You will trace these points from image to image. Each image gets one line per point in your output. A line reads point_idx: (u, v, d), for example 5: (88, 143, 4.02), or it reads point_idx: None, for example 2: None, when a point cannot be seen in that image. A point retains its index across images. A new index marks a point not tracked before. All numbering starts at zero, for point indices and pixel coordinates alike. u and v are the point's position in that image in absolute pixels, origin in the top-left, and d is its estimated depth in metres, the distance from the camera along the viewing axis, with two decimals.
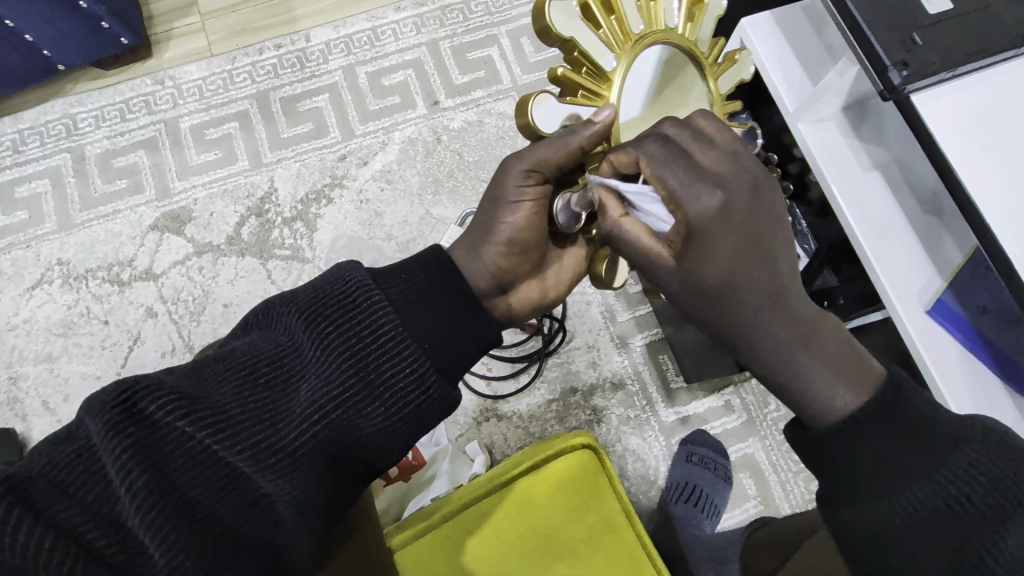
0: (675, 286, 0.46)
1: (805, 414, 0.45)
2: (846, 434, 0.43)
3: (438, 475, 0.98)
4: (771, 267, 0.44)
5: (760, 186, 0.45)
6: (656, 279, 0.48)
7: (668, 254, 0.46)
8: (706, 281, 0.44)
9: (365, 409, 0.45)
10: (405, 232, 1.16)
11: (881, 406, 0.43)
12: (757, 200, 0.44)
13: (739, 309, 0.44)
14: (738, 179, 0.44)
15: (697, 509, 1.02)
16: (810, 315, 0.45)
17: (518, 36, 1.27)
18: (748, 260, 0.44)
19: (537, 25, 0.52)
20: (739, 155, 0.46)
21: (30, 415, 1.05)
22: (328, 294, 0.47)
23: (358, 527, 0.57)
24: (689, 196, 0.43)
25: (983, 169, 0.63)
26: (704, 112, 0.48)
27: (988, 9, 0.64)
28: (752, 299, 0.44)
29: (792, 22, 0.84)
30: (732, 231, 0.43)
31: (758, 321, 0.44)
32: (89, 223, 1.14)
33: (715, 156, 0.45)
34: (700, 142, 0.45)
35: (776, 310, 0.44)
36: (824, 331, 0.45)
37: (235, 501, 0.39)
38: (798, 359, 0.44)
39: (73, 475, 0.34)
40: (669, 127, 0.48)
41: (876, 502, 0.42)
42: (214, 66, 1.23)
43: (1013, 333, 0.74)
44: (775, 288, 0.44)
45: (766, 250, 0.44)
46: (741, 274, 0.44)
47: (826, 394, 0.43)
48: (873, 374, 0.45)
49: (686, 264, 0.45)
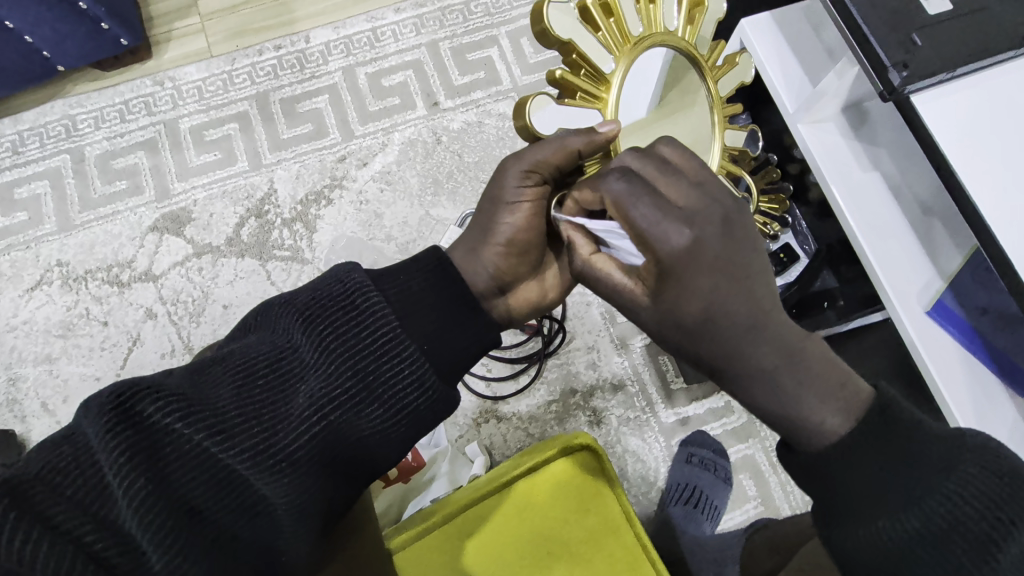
0: (655, 323, 0.46)
1: (798, 439, 0.44)
2: (842, 453, 0.43)
3: (437, 476, 0.98)
4: (749, 296, 0.44)
5: (731, 218, 0.44)
6: (634, 318, 0.48)
7: (641, 291, 0.46)
8: (687, 317, 0.44)
9: (364, 411, 0.45)
10: (405, 232, 1.16)
11: (876, 423, 0.43)
12: (728, 232, 0.43)
13: (722, 342, 0.44)
14: (708, 212, 0.43)
15: (697, 510, 1.02)
16: (795, 341, 0.44)
17: (518, 36, 1.27)
18: (724, 295, 0.43)
19: (537, 27, 0.52)
20: (708, 184, 0.45)
21: (30, 416, 1.05)
22: (327, 295, 0.47)
23: (356, 530, 0.56)
24: (658, 236, 0.42)
25: (982, 170, 0.63)
26: (667, 144, 0.48)
27: (988, 9, 0.63)
28: (735, 331, 0.43)
29: (793, 23, 0.84)
30: (703, 268, 0.42)
31: (744, 350, 0.43)
32: (89, 224, 1.14)
33: (682, 189, 0.44)
34: (667, 175, 0.44)
35: (760, 339, 0.43)
36: (812, 356, 0.44)
37: (234, 503, 0.39)
38: (786, 386, 0.43)
39: (71, 478, 0.34)
40: (630, 158, 0.46)
41: (876, 518, 0.42)
42: (213, 67, 1.23)
43: (1015, 334, 0.73)
44: (756, 320, 0.43)
45: (742, 280, 0.44)
46: (720, 308, 0.43)
47: (815, 418, 0.43)
48: (862, 393, 0.44)
49: (663, 301, 0.44)
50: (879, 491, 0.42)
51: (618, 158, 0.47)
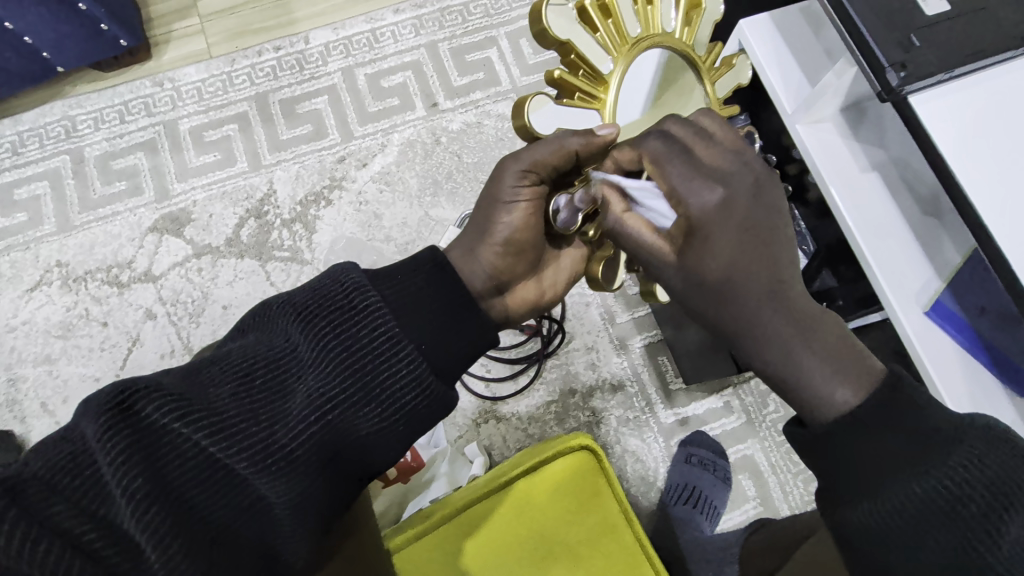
0: (679, 282, 0.47)
1: (809, 413, 0.45)
2: (845, 428, 0.43)
3: (437, 477, 0.98)
4: (771, 263, 0.45)
5: (763, 184, 0.46)
6: (657, 276, 0.49)
7: (668, 248, 0.47)
8: (706, 279, 0.45)
9: (361, 410, 0.45)
10: (405, 233, 1.16)
11: (881, 398, 0.43)
12: (759, 198, 0.46)
13: (741, 304, 0.45)
14: (739, 176, 0.45)
15: (696, 510, 1.02)
16: (814, 312, 0.45)
17: (517, 38, 1.27)
18: (748, 258, 0.45)
19: (535, 27, 0.52)
20: (745, 153, 0.47)
21: (30, 417, 1.05)
22: (325, 295, 0.47)
23: (353, 532, 0.56)
24: (690, 193, 0.45)
25: (981, 169, 0.63)
26: (706, 111, 0.50)
27: (986, 9, 0.64)
28: (754, 296, 0.45)
29: (791, 24, 0.84)
30: (733, 227, 0.45)
31: (761, 319, 0.45)
32: (89, 225, 1.14)
33: (719, 153, 0.47)
34: (705, 139, 0.47)
35: (778, 306, 0.45)
36: (827, 329, 0.45)
37: (232, 502, 0.39)
38: (801, 356, 0.44)
39: (69, 478, 0.34)
40: (671, 123, 0.49)
41: (878, 495, 0.42)
42: (213, 68, 1.23)
43: (1012, 334, 0.74)
44: (776, 288, 0.45)
45: (768, 245, 0.45)
46: (743, 271, 0.44)
47: (826, 389, 0.44)
48: (872, 372, 0.45)
49: (687, 260, 0.46)
50: (879, 467, 0.42)
51: (659, 123, 0.50)
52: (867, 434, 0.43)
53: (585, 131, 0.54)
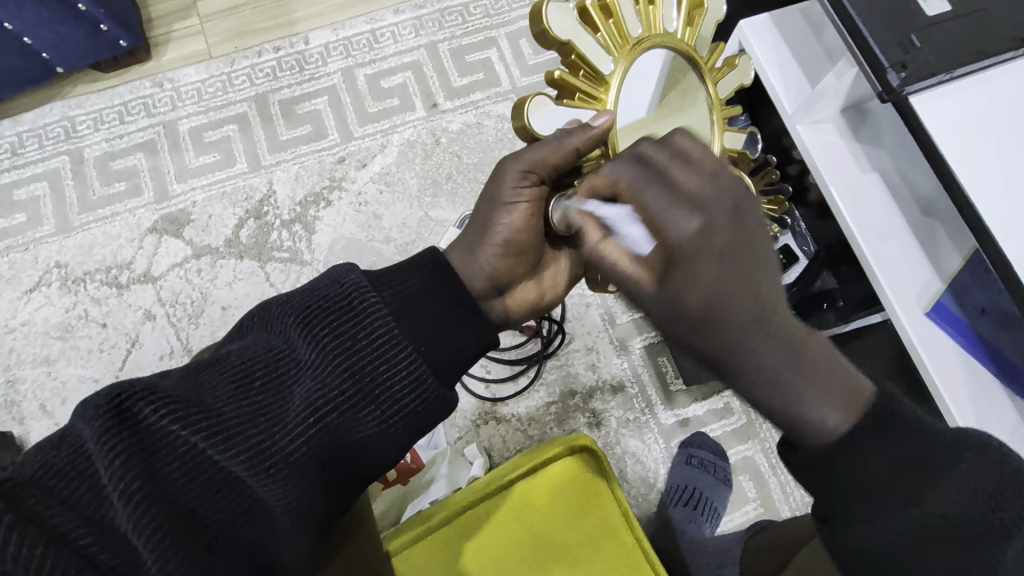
0: (659, 312, 0.45)
1: (795, 436, 0.44)
2: (842, 455, 0.43)
3: (437, 478, 0.97)
4: (756, 290, 0.44)
5: (741, 208, 0.46)
6: (639, 307, 0.47)
7: (647, 277, 0.46)
8: (688, 308, 0.44)
9: (360, 412, 0.45)
10: (404, 234, 1.16)
11: (877, 424, 0.43)
12: (738, 221, 0.45)
13: (724, 337, 0.43)
14: (718, 201, 0.46)
15: (696, 511, 1.02)
16: (800, 337, 0.44)
17: (518, 38, 1.27)
18: (729, 285, 0.43)
19: (535, 28, 0.52)
20: (722, 177, 0.47)
21: (28, 418, 1.04)
22: (325, 296, 0.47)
23: (353, 533, 0.56)
24: (668, 221, 0.45)
25: (982, 170, 0.62)
26: (684, 133, 0.51)
27: (987, 10, 0.63)
28: (738, 326, 0.43)
29: (792, 25, 0.84)
30: (712, 255, 0.44)
31: (746, 345, 0.43)
32: (88, 225, 1.14)
33: (695, 178, 0.47)
34: (681, 164, 0.48)
35: (763, 335, 0.43)
36: (813, 358, 0.44)
37: (230, 506, 0.38)
38: (789, 385, 0.43)
39: (66, 481, 0.34)
40: (646, 147, 0.50)
41: (876, 515, 0.42)
42: (213, 68, 1.23)
43: (1013, 335, 0.73)
44: (760, 314, 0.43)
45: (750, 273, 0.44)
46: (725, 298, 0.43)
47: (815, 416, 0.43)
48: (862, 392, 0.44)
49: (667, 291, 0.44)
50: (877, 487, 0.42)
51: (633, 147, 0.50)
52: (866, 452, 0.42)
53: (579, 126, 0.54)
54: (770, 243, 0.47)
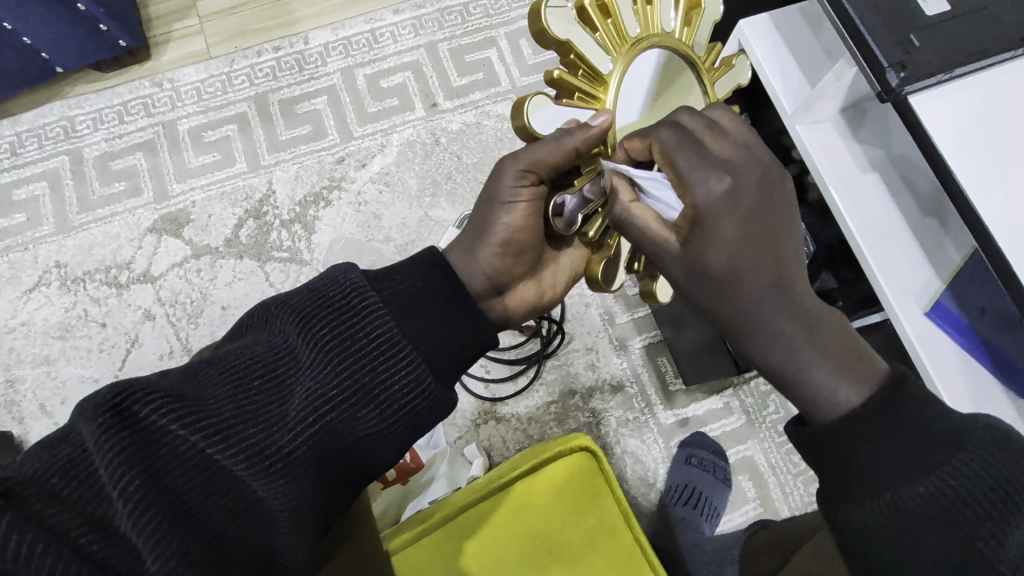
0: (681, 272, 0.48)
1: (806, 410, 0.45)
2: (848, 431, 0.42)
3: (436, 478, 0.97)
4: (774, 253, 0.45)
5: (770, 176, 0.48)
6: (661, 266, 0.50)
7: (674, 240, 0.48)
8: (710, 269, 0.46)
9: (359, 411, 0.45)
10: (404, 234, 1.16)
11: (888, 401, 0.42)
12: (766, 188, 0.47)
13: (741, 297, 0.45)
14: (748, 167, 0.47)
15: (696, 511, 1.02)
16: (816, 306, 0.45)
17: (517, 38, 1.27)
18: (753, 248, 0.45)
19: (533, 27, 0.52)
20: (753, 146, 0.49)
21: (28, 418, 1.04)
22: (324, 295, 0.47)
23: (353, 533, 0.56)
24: (695, 181, 0.46)
25: (981, 170, 0.62)
26: (719, 106, 0.52)
27: (986, 9, 0.63)
28: (755, 288, 0.44)
29: (791, 25, 0.84)
30: (737, 217, 0.45)
31: (762, 312, 0.44)
32: (88, 225, 1.14)
33: (727, 145, 0.48)
34: (715, 132, 0.49)
35: (783, 300, 0.44)
36: (831, 325, 0.45)
37: (230, 504, 0.38)
38: (802, 355, 0.44)
39: (65, 480, 0.34)
40: (683, 113, 0.50)
41: (880, 493, 0.41)
42: (212, 68, 1.23)
43: (1015, 337, 0.74)
44: (779, 279, 0.45)
45: (774, 239, 0.45)
46: (747, 262, 0.45)
47: (829, 386, 0.43)
48: (875, 371, 0.44)
49: (689, 250, 0.47)
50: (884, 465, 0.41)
51: (672, 111, 0.51)
52: (872, 438, 0.42)
53: (577, 125, 0.54)
54: (796, 211, 0.48)
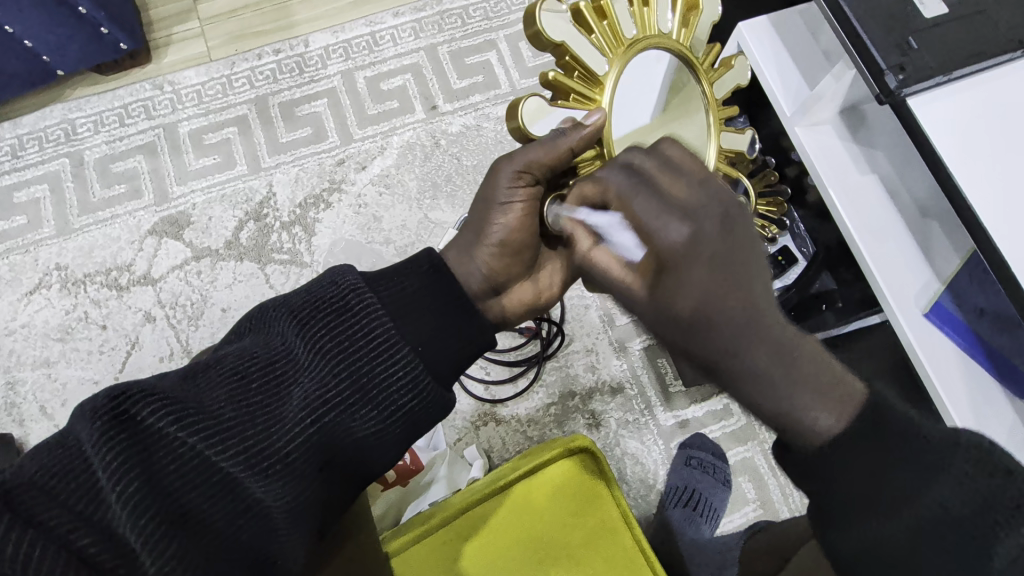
0: (650, 318, 0.46)
1: (790, 437, 0.45)
2: (834, 458, 0.44)
3: (436, 480, 0.97)
4: (745, 293, 0.44)
5: (730, 214, 0.46)
6: (633, 311, 0.48)
7: (640, 284, 0.47)
8: (680, 313, 0.44)
9: (357, 413, 0.45)
10: (404, 235, 1.17)
11: (869, 426, 0.44)
12: (727, 228, 0.46)
13: (719, 338, 0.44)
14: (706, 209, 0.46)
15: (696, 513, 1.03)
16: (790, 341, 0.44)
17: (517, 40, 1.28)
18: (720, 290, 0.44)
19: (529, 30, 0.52)
20: (711, 181, 0.47)
21: (28, 420, 1.05)
22: (321, 297, 0.47)
23: (353, 533, 0.56)
24: (658, 227, 0.46)
25: (979, 174, 0.63)
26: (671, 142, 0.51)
27: (983, 13, 0.64)
28: (730, 328, 0.43)
29: (789, 26, 0.84)
30: (702, 261, 0.44)
31: (734, 349, 0.43)
32: (89, 227, 1.14)
33: (683, 184, 0.47)
34: (670, 173, 0.47)
35: (757, 340, 0.43)
36: (805, 353, 0.45)
37: (229, 506, 0.38)
38: (782, 391, 0.43)
39: (66, 482, 0.34)
40: (635, 155, 0.50)
41: (869, 519, 0.43)
42: (213, 71, 1.23)
43: (1011, 338, 0.74)
44: (752, 317, 0.44)
45: (741, 277, 0.45)
46: (716, 306, 0.43)
47: (808, 418, 0.44)
48: (856, 396, 0.45)
49: (658, 296, 0.45)
50: (872, 491, 0.43)
51: (623, 155, 0.50)
52: (860, 463, 0.43)
53: (573, 125, 0.54)
54: (759, 243, 0.48)
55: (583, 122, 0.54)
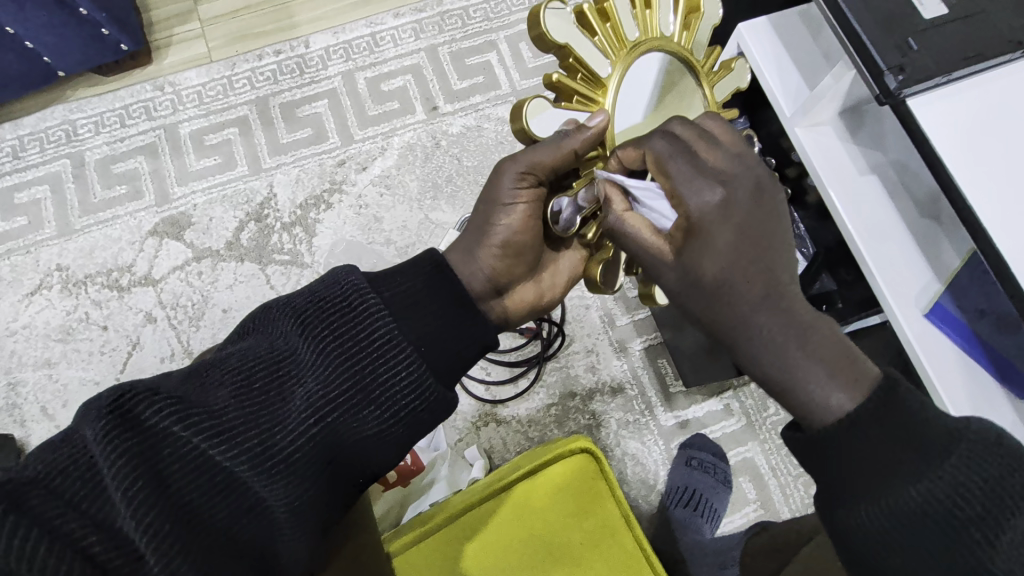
0: (674, 281, 0.47)
1: (801, 416, 0.45)
2: (840, 437, 0.43)
3: (437, 480, 0.99)
4: (769, 263, 0.45)
5: (762, 186, 0.48)
6: (658, 279, 0.49)
7: (668, 248, 0.48)
8: (704, 277, 0.45)
9: (360, 412, 0.45)
10: (405, 236, 1.17)
11: (877, 409, 0.43)
12: (759, 198, 0.47)
13: (739, 305, 0.45)
14: (740, 178, 0.47)
15: (697, 513, 1.03)
16: (806, 317, 0.45)
17: (517, 41, 1.28)
18: (747, 256, 0.45)
19: (533, 31, 0.52)
20: (745, 157, 0.49)
21: (29, 421, 1.05)
22: (324, 297, 0.47)
23: (354, 530, 0.56)
24: (692, 191, 0.47)
25: (979, 174, 0.63)
26: (711, 116, 0.52)
27: (983, 13, 0.64)
28: (752, 295, 0.44)
29: (790, 27, 0.84)
30: (732, 227, 0.45)
31: (755, 317, 0.44)
32: (90, 228, 1.14)
33: (720, 155, 0.48)
34: (708, 143, 0.49)
35: (776, 308, 0.44)
36: (820, 331, 0.45)
37: (232, 505, 0.39)
38: (796, 363, 0.44)
39: (70, 482, 0.34)
40: (674, 124, 0.51)
41: (874, 501, 0.42)
42: (213, 72, 1.23)
43: (1015, 337, 0.73)
44: (772, 290, 0.45)
45: (767, 247, 0.46)
46: (739, 272, 0.45)
47: (820, 394, 0.44)
48: (866, 380, 0.45)
49: (685, 259, 0.46)
50: (877, 473, 0.42)
51: (663, 124, 0.52)
52: (869, 445, 0.43)
53: (575, 127, 0.54)
54: (788, 218, 0.49)
55: (585, 124, 0.54)
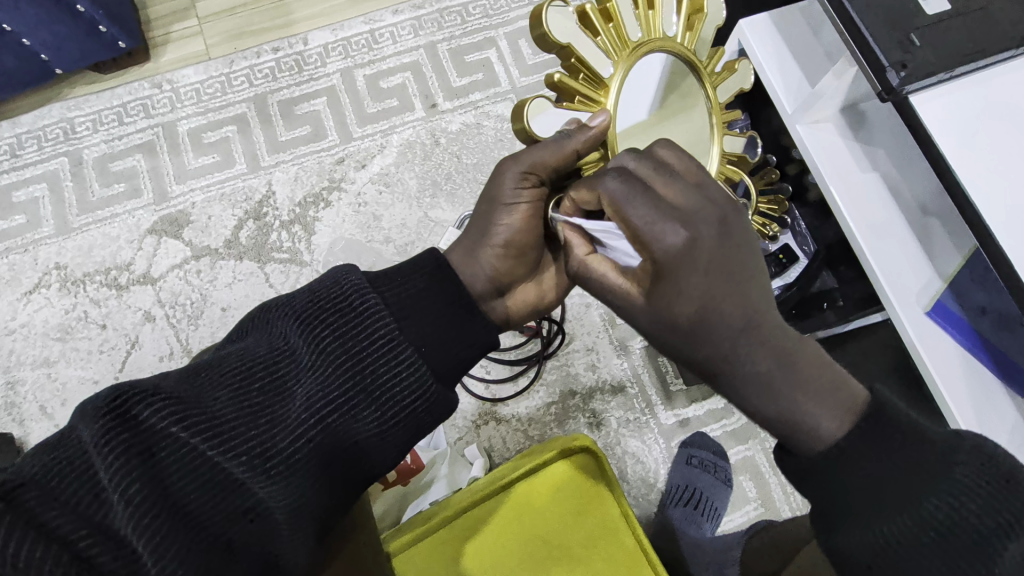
0: (649, 322, 0.48)
1: (792, 443, 0.46)
2: (838, 455, 0.44)
3: (436, 479, 0.98)
4: (742, 300, 0.45)
5: (725, 220, 0.45)
6: (629, 318, 0.50)
7: (636, 291, 0.48)
8: (678, 319, 0.46)
9: (360, 413, 0.45)
10: (404, 234, 1.16)
11: (871, 424, 0.44)
12: (723, 233, 0.45)
13: (716, 343, 0.45)
14: (703, 214, 0.44)
15: (697, 512, 1.02)
16: (792, 345, 0.46)
17: (517, 38, 1.27)
18: (718, 295, 0.44)
19: (536, 32, 0.52)
20: (704, 187, 0.47)
21: (29, 420, 1.04)
22: (325, 298, 0.47)
23: (352, 536, 0.56)
24: (654, 235, 0.43)
25: (983, 171, 0.62)
26: (665, 145, 0.50)
27: (986, 9, 0.63)
28: (728, 334, 0.45)
29: (791, 23, 0.84)
30: (699, 268, 0.44)
31: (735, 356, 0.45)
32: (88, 227, 1.14)
33: (679, 189, 0.45)
34: (665, 177, 0.46)
35: (752, 344, 0.45)
36: (807, 361, 0.45)
37: (232, 507, 0.38)
38: (782, 392, 0.45)
39: (67, 484, 0.34)
40: (627, 158, 0.48)
41: (870, 518, 0.43)
42: (212, 69, 1.23)
43: (1014, 337, 0.74)
44: (749, 322, 0.45)
45: (738, 283, 0.45)
46: (714, 310, 0.45)
47: (811, 420, 0.44)
48: (857, 400, 0.45)
49: (656, 302, 0.46)
50: (874, 491, 0.43)
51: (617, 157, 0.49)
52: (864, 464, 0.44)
53: (577, 126, 0.54)
54: (755, 246, 0.47)
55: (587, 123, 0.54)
